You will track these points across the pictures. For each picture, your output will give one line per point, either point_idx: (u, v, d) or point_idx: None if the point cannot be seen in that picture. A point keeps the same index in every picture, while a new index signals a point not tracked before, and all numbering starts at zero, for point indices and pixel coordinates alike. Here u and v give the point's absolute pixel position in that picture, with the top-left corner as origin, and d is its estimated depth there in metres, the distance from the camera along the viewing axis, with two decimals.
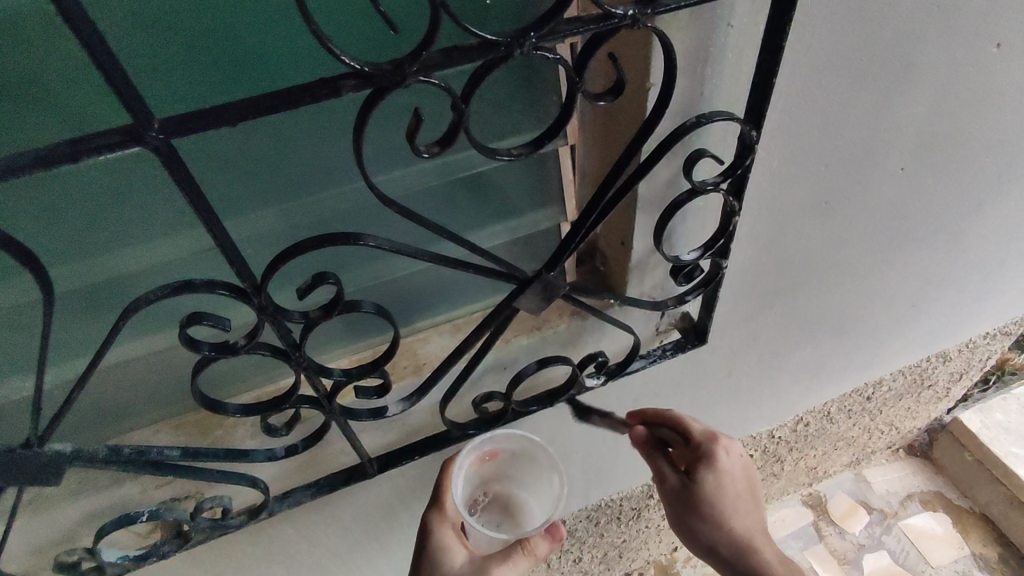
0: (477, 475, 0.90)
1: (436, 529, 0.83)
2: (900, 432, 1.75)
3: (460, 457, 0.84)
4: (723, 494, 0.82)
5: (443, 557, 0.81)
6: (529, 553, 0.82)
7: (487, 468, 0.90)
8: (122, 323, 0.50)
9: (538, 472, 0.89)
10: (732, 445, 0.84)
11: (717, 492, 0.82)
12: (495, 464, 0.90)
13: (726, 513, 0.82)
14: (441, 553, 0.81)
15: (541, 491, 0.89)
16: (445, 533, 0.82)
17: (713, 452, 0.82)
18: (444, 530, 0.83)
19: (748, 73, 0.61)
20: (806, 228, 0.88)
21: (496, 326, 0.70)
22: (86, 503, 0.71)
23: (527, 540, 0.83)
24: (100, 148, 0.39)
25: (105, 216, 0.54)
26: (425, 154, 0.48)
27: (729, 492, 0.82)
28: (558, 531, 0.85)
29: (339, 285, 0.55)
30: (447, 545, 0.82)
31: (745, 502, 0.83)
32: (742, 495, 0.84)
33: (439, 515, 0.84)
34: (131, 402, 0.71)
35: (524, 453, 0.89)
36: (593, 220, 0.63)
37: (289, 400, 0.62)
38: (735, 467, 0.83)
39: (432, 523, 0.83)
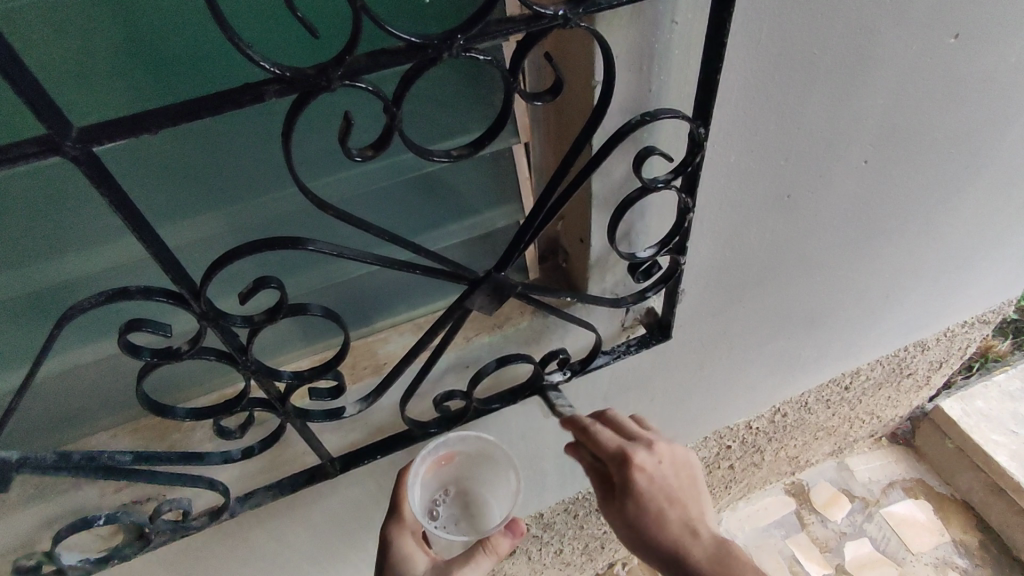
0: (436, 480, 0.91)
1: (397, 539, 0.85)
2: (882, 421, 1.76)
3: (414, 464, 0.86)
4: (646, 510, 0.79)
5: (406, 565, 0.83)
6: (492, 552, 0.84)
7: (445, 473, 0.91)
8: (56, 332, 0.49)
9: (496, 471, 0.91)
10: (649, 458, 0.79)
11: (641, 509, 0.79)
12: (454, 468, 0.91)
13: (653, 527, 0.80)
14: (404, 562, 0.83)
15: (500, 490, 0.91)
16: (405, 543, 0.85)
17: (627, 472, 0.78)
18: (405, 539, 0.85)
19: (696, 69, 0.61)
20: (770, 221, 0.88)
21: (451, 326, 0.70)
22: (44, 508, 0.72)
23: (488, 540, 0.84)
24: (17, 158, 0.39)
25: (41, 223, 0.53)
26: (359, 158, 0.48)
27: (651, 507, 0.79)
28: (517, 526, 0.85)
29: (282, 289, 0.55)
30: (408, 553, 0.84)
31: (673, 512, 0.80)
32: (670, 504, 0.80)
33: (399, 525, 0.86)
34: (87, 406, 0.71)
35: (479, 454, 0.90)
36: (541, 221, 0.63)
37: (240, 403, 0.62)
38: (653, 480, 0.79)
39: (392, 534, 0.85)
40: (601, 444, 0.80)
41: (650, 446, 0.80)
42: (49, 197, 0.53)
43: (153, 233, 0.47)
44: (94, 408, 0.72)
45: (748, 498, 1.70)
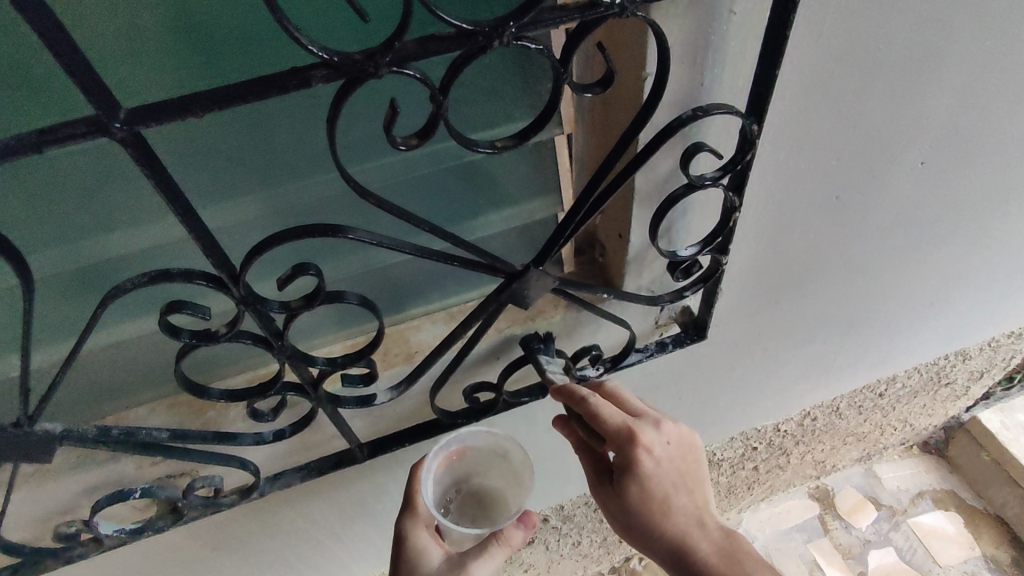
0: (446, 474, 0.91)
1: (412, 534, 0.85)
2: (915, 429, 1.71)
3: (427, 461, 0.85)
4: (649, 496, 0.74)
5: (422, 559, 0.83)
6: (505, 543, 0.83)
7: (455, 467, 0.91)
8: (102, 311, 0.50)
9: (506, 464, 0.90)
10: (658, 440, 0.73)
11: (643, 496, 0.74)
12: (464, 461, 0.91)
13: (658, 515, 0.75)
14: (420, 556, 0.84)
15: (511, 482, 0.91)
16: (420, 536, 0.85)
17: (635, 459, 0.72)
18: (421, 533, 0.85)
19: (752, 63, 0.58)
20: (816, 221, 0.84)
21: (486, 318, 0.68)
22: (84, 477, 0.74)
23: (501, 532, 0.84)
24: (65, 139, 0.39)
25: (85, 202, 0.54)
26: (403, 147, 0.47)
27: (657, 494, 0.74)
28: (530, 518, 0.84)
29: (320, 276, 0.55)
30: (424, 546, 0.84)
31: (679, 497, 0.75)
32: (675, 490, 0.75)
33: (413, 519, 0.86)
34: (127, 380, 0.73)
35: (490, 449, 0.90)
36: (584, 215, 0.61)
37: (273, 386, 0.63)
38: (662, 464, 0.73)
39: (407, 529, 0.85)
40: (604, 426, 0.71)
41: (655, 427, 0.73)
42: (94, 175, 0.53)
43: (195, 216, 0.47)
44: (133, 382, 0.74)
45: (770, 500, 1.67)
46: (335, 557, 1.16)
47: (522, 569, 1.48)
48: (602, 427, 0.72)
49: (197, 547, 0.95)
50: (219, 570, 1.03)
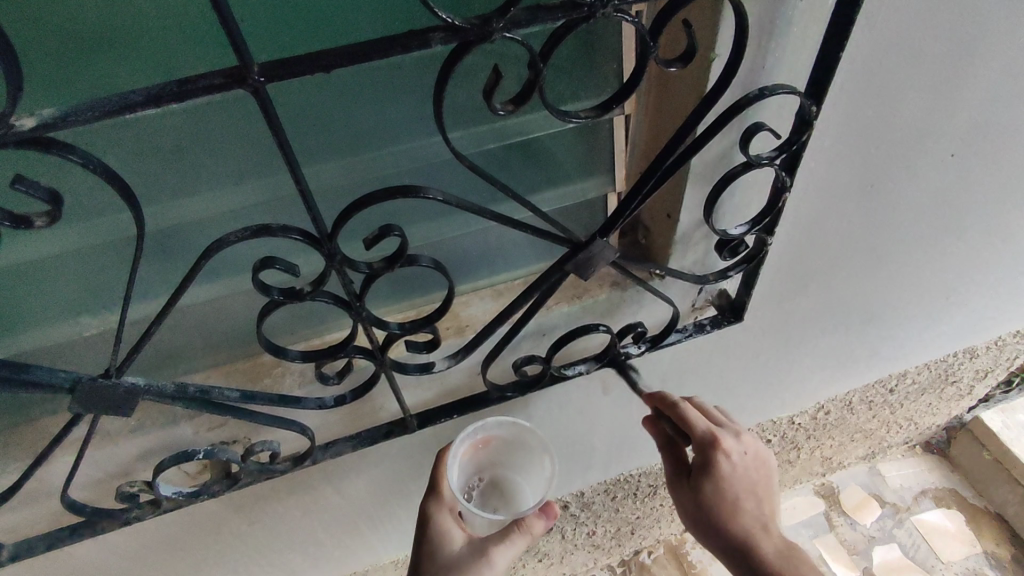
0: (470, 463, 0.93)
1: (435, 515, 0.85)
2: (919, 428, 1.75)
3: (454, 445, 0.88)
4: (724, 495, 0.81)
5: (444, 540, 0.84)
6: (526, 532, 0.84)
7: (479, 456, 0.93)
8: (203, 262, 0.52)
9: (529, 456, 0.93)
10: (736, 446, 0.80)
11: (718, 494, 0.81)
12: (488, 451, 0.94)
13: (728, 514, 0.81)
14: (442, 539, 0.84)
15: (533, 473, 0.93)
16: (443, 519, 0.85)
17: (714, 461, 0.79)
18: (443, 515, 0.85)
19: (811, 49, 0.62)
20: (849, 209, 0.88)
21: (545, 289, 0.71)
22: (144, 440, 0.76)
23: (522, 521, 0.84)
24: (204, 89, 0.41)
25: (180, 163, 0.56)
26: (500, 112, 0.50)
27: (732, 497, 0.81)
28: (551, 509, 0.85)
29: (403, 238, 0.56)
30: (447, 529, 0.84)
31: (749, 501, 0.82)
32: (744, 494, 0.81)
33: (437, 502, 0.86)
34: (189, 345, 0.75)
35: (514, 439, 0.93)
36: (650, 188, 0.64)
37: (345, 348, 0.65)
38: (735, 468, 0.80)
39: (431, 510, 0.85)
40: (691, 426, 0.80)
41: (736, 435, 0.81)
42: (192, 139, 0.55)
43: (301, 172, 0.49)
44: (195, 347, 0.76)
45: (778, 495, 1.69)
46: (362, 537, 1.17)
47: (537, 559, 1.49)
48: (690, 428, 0.80)
49: (235, 519, 0.97)
50: (253, 545, 1.05)
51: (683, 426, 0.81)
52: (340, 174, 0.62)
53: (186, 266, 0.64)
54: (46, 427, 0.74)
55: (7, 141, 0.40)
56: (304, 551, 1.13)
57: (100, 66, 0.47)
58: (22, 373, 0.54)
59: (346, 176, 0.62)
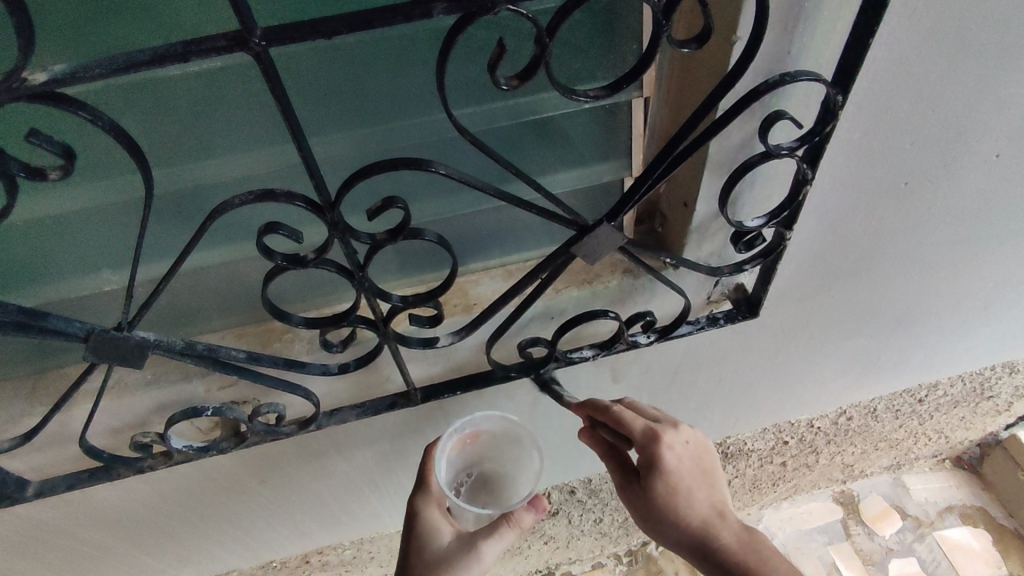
0: (459, 458, 0.96)
1: (424, 511, 0.87)
2: (949, 442, 1.68)
3: (443, 440, 0.91)
4: (675, 488, 0.78)
5: (431, 535, 0.85)
6: (515, 525, 0.83)
7: (468, 451, 0.96)
8: (209, 224, 0.53)
9: (518, 451, 0.96)
10: (677, 438, 0.78)
11: (669, 488, 0.78)
12: (477, 447, 0.96)
13: (679, 506, 0.78)
14: (431, 534, 0.86)
15: (523, 468, 0.95)
16: (432, 514, 0.87)
17: (657, 454, 0.77)
18: (432, 511, 0.87)
19: (840, 34, 0.59)
20: (879, 208, 0.84)
21: (551, 271, 0.70)
22: (157, 394, 0.79)
23: (511, 514, 0.83)
24: (209, 51, 0.42)
25: (192, 127, 0.57)
26: (505, 87, 0.49)
27: (682, 487, 0.78)
28: (539, 503, 0.84)
29: (406, 210, 0.57)
30: (435, 524, 0.86)
31: (700, 492, 0.80)
32: (692, 485, 0.79)
33: (425, 498, 0.88)
34: (204, 306, 0.78)
35: (503, 436, 0.95)
36: (660, 174, 0.62)
37: (347, 317, 0.66)
38: (682, 459, 0.78)
39: (419, 506, 0.88)
40: (626, 426, 0.77)
41: (675, 426, 0.79)
42: (203, 103, 0.56)
43: (306, 139, 0.50)
44: (209, 308, 0.78)
45: (793, 499, 1.66)
46: (369, 504, 1.20)
47: (542, 541, 1.50)
48: (627, 428, 0.78)
49: (245, 477, 1.00)
50: (263, 502, 1.09)
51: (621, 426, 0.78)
52: (351, 145, 0.63)
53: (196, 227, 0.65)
54: (69, 375, 0.78)
55: (19, 94, 0.41)
56: (312, 513, 1.17)
57: (116, 25, 0.49)
58: (37, 321, 0.56)
59: (356, 147, 0.63)
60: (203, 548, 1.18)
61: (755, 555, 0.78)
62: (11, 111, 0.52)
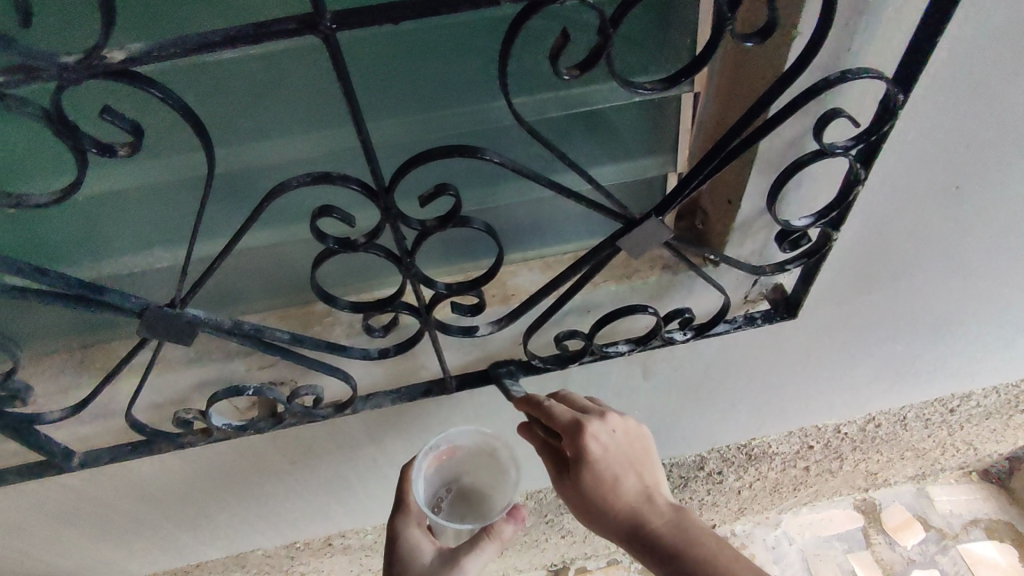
0: (437, 475, 0.96)
1: (405, 531, 0.89)
2: (977, 454, 1.65)
3: (417, 459, 0.91)
4: (602, 478, 0.77)
5: (413, 554, 0.87)
6: (495, 537, 0.84)
7: (446, 467, 0.96)
8: (265, 205, 0.54)
9: (495, 463, 0.96)
10: (603, 428, 0.76)
11: (596, 478, 0.76)
12: (454, 462, 0.96)
13: (611, 494, 0.77)
14: (414, 552, 0.87)
15: (501, 480, 0.95)
16: (412, 534, 0.88)
17: (583, 443, 0.75)
18: (412, 530, 0.89)
19: (904, 31, 0.58)
20: (928, 212, 0.82)
21: (594, 264, 0.70)
22: (201, 372, 0.81)
23: (491, 526, 0.85)
24: (279, 33, 0.43)
25: (251, 109, 0.58)
26: (565, 77, 0.49)
27: (609, 475, 0.77)
28: (519, 513, 0.84)
29: (457, 197, 0.58)
30: (417, 542, 0.88)
31: (630, 479, 0.78)
32: (621, 474, 0.77)
33: (405, 518, 0.90)
34: (249, 286, 0.80)
35: (480, 450, 0.95)
36: (711, 170, 0.61)
37: (393, 302, 0.66)
38: (608, 448, 0.76)
39: (400, 526, 0.89)
40: (551, 419, 0.76)
41: (601, 416, 0.77)
42: (262, 86, 0.57)
43: (366, 124, 0.50)
44: (253, 289, 0.80)
45: (813, 504, 1.64)
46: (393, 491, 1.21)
47: (560, 534, 1.51)
48: (552, 421, 0.77)
49: (277, 457, 1.02)
50: (291, 483, 1.11)
51: (550, 421, 0.77)
52: (403, 132, 0.63)
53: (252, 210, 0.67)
54: (116, 350, 0.81)
55: (96, 72, 0.42)
56: (337, 497, 1.19)
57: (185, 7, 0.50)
58: (95, 295, 0.58)
59: (407, 134, 0.64)
60: (231, 525, 1.20)
61: (686, 540, 0.76)
62: (83, 90, 0.54)
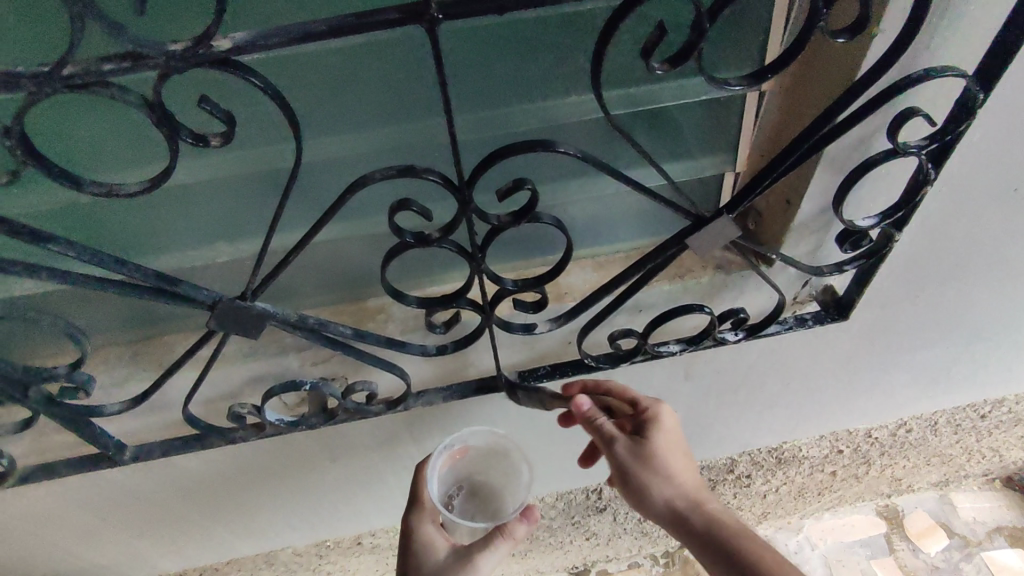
0: (450, 472, 0.95)
1: (418, 527, 0.87)
2: (1003, 460, 1.63)
3: (432, 459, 0.89)
4: (671, 449, 0.81)
5: (427, 551, 0.85)
6: (508, 536, 0.83)
7: (459, 465, 0.95)
8: (346, 197, 0.54)
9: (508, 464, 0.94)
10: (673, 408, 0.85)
11: (666, 447, 0.81)
12: (467, 461, 0.95)
13: (673, 467, 0.81)
14: (427, 549, 0.86)
15: (514, 479, 0.94)
16: (425, 530, 0.87)
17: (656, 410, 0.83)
18: (426, 527, 0.87)
19: (984, 30, 0.57)
20: (983, 214, 0.82)
21: (659, 262, 0.70)
22: (255, 366, 0.82)
23: (504, 525, 0.83)
24: (383, 22, 0.42)
25: (330, 101, 0.59)
26: (657, 70, 0.48)
27: (677, 450, 0.82)
28: (532, 513, 0.83)
29: (534, 193, 0.57)
30: (430, 539, 0.87)
31: (691, 462, 0.83)
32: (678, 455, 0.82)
33: (419, 514, 0.88)
34: (304, 282, 0.80)
35: (492, 451, 0.94)
36: (786, 168, 0.62)
37: (458, 298, 0.66)
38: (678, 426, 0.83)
39: (413, 523, 0.88)
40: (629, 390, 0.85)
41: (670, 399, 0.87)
42: (342, 77, 0.58)
43: (455, 118, 0.50)
44: (308, 284, 0.80)
45: (838, 508, 1.63)
46: None
47: (586, 537, 1.50)
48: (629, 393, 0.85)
49: (317, 453, 1.02)
50: (328, 481, 1.10)
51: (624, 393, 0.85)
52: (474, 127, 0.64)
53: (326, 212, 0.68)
54: (171, 344, 0.81)
55: (201, 61, 0.42)
56: (372, 495, 1.18)
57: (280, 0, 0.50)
58: (171, 286, 0.58)
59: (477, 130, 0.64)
60: (265, 522, 1.20)
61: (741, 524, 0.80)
62: (181, 80, 0.55)
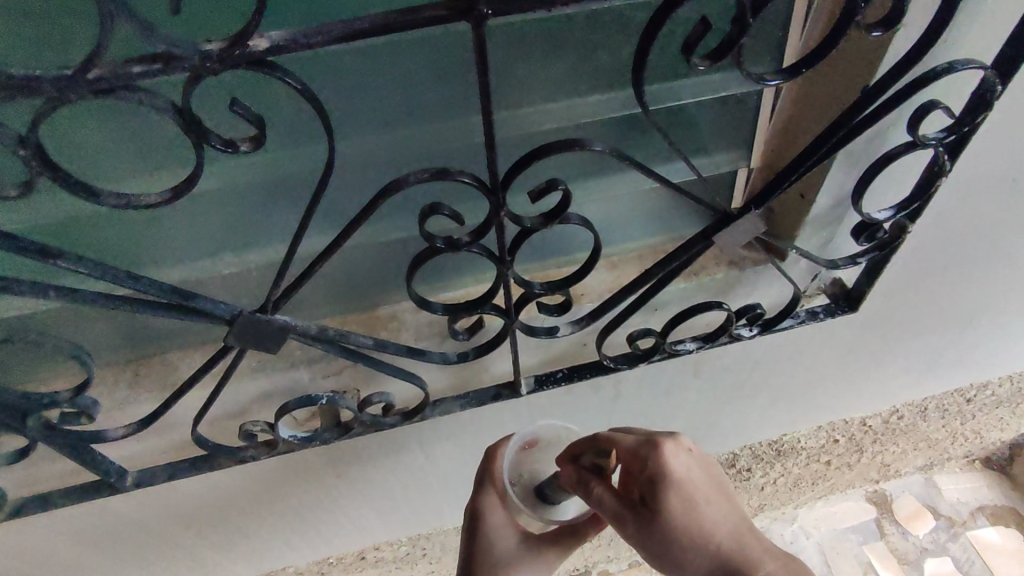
0: None
1: (488, 511, 0.84)
2: (983, 441, 1.64)
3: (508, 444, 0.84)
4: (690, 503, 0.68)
5: (496, 537, 0.84)
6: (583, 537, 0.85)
7: None
8: (379, 202, 0.52)
9: None
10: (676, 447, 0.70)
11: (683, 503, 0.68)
12: None
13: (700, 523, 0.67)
14: (497, 534, 0.84)
15: None
16: (496, 516, 0.84)
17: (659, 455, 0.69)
18: (496, 512, 0.85)
19: (998, 25, 0.59)
20: (985, 204, 0.84)
21: (684, 259, 0.70)
22: (264, 381, 0.78)
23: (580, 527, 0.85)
24: (428, 19, 0.41)
25: (354, 103, 0.58)
26: (697, 67, 0.48)
27: (698, 502, 0.68)
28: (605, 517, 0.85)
29: (566, 192, 0.56)
30: (500, 525, 0.85)
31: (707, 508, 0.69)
32: (707, 500, 0.69)
33: (489, 497, 0.85)
34: (313, 292, 0.77)
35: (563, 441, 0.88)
36: (813, 162, 0.62)
37: (485, 303, 0.65)
38: (689, 468, 0.69)
39: (482, 506, 0.85)
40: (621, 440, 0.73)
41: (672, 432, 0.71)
42: (367, 78, 0.57)
43: (492, 118, 0.49)
44: (318, 295, 0.77)
45: (829, 496, 1.62)
46: (433, 501, 1.18)
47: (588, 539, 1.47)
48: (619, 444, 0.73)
49: (322, 467, 0.98)
50: (331, 495, 1.07)
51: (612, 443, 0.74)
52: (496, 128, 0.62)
53: (346, 221, 0.65)
54: (173, 362, 0.77)
55: (236, 62, 0.39)
56: (376, 508, 1.15)
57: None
58: (189, 302, 0.55)
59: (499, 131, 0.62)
60: (267, 542, 1.15)
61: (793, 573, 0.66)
62: (210, 84, 0.54)
